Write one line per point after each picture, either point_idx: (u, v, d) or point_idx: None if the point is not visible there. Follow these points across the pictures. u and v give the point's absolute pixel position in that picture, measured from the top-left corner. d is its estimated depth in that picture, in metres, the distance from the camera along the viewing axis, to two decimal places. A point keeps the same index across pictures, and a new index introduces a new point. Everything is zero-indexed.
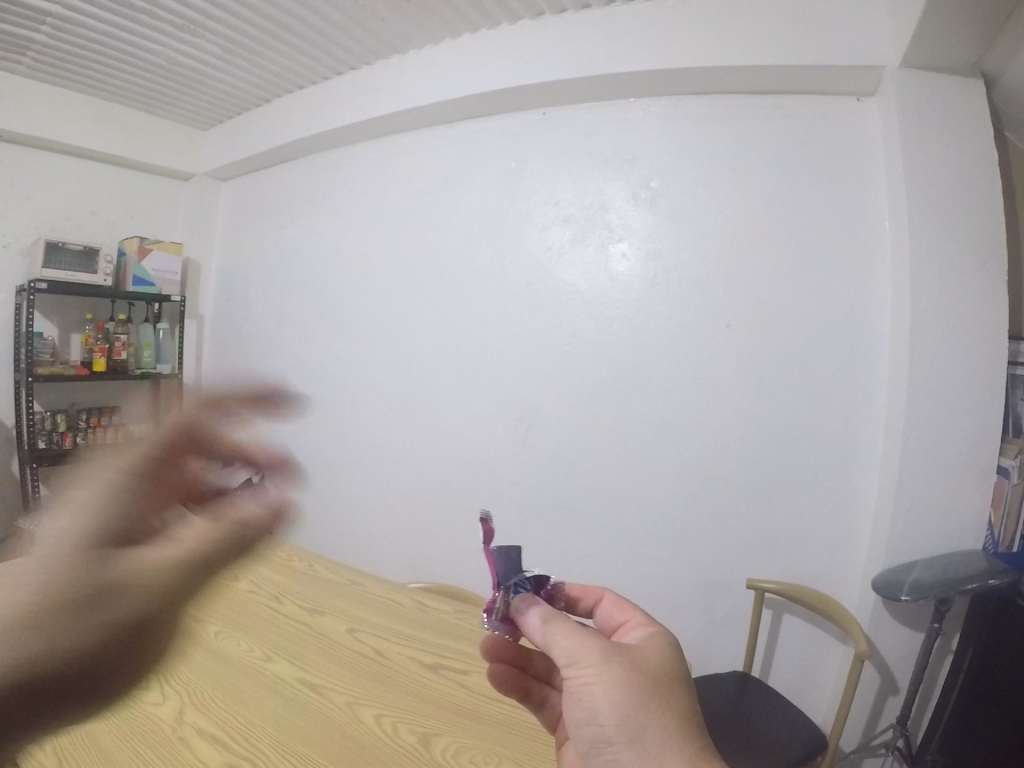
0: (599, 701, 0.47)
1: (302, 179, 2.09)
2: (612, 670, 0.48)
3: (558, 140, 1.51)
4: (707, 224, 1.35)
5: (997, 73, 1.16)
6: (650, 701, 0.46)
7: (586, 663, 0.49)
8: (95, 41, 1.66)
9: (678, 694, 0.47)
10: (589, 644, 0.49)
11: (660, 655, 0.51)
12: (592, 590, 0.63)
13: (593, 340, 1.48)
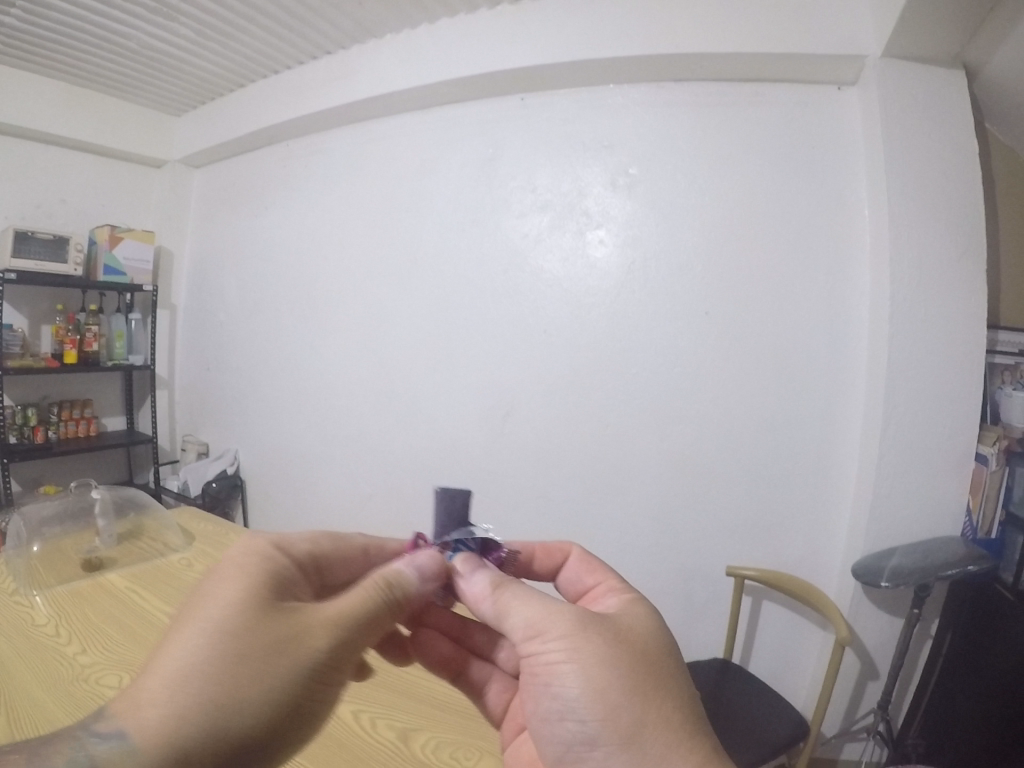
0: (573, 679, 0.44)
1: (276, 166, 2.05)
2: (588, 643, 0.44)
3: (536, 126, 1.48)
4: (686, 211, 1.34)
5: (979, 64, 1.16)
6: (634, 681, 0.43)
7: (557, 636, 0.45)
8: (66, 24, 1.62)
9: (665, 669, 0.44)
10: (558, 614, 0.46)
11: (645, 625, 0.48)
12: (557, 548, 0.63)
13: (571, 327, 1.47)
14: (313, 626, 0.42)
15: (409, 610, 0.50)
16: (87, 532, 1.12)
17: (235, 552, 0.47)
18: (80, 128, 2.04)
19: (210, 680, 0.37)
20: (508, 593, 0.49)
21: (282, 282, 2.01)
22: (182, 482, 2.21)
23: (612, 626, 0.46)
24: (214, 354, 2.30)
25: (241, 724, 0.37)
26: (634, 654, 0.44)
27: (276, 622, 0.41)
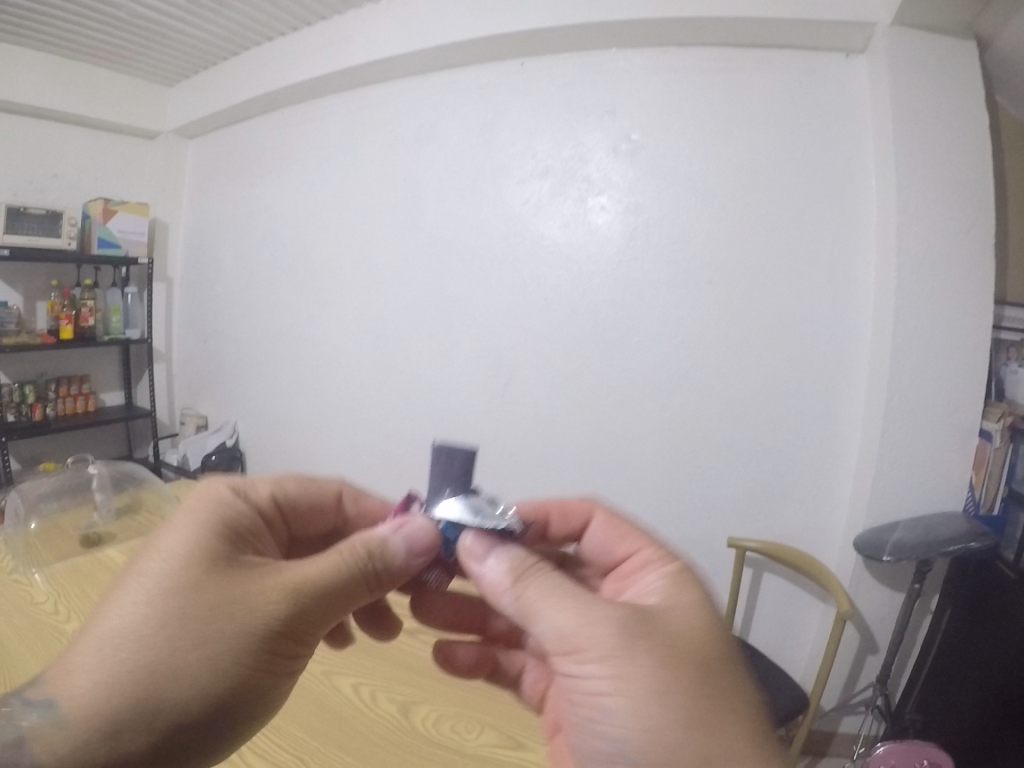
0: (615, 711, 0.39)
1: (272, 137, 2.01)
2: (633, 662, 0.38)
3: (536, 91, 1.45)
4: (689, 178, 1.31)
5: (991, 36, 1.12)
6: (688, 710, 0.37)
7: (598, 660, 0.39)
8: None
9: (724, 685, 0.38)
10: (599, 636, 0.40)
11: (700, 632, 0.41)
12: (578, 509, 0.62)
13: (572, 295, 1.45)
14: (257, 601, 0.40)
15: (396, 582, 0.46)
16: (87, 508, 1.12)
17: (192, 499, 0.46)
18: (72, 101, 2.00)
19: (136, 650, 0.37)
20: (540, 595, 0.43)
21: (279, 253, 1.98)
22: (181, 456, 2.21)
23: (661, 641, 0.40)
24: (211, 328, 2.28)
25: (172, 705, 0.37)
26: (689, 677, 0.38)
27: (215, 596, 0.39)
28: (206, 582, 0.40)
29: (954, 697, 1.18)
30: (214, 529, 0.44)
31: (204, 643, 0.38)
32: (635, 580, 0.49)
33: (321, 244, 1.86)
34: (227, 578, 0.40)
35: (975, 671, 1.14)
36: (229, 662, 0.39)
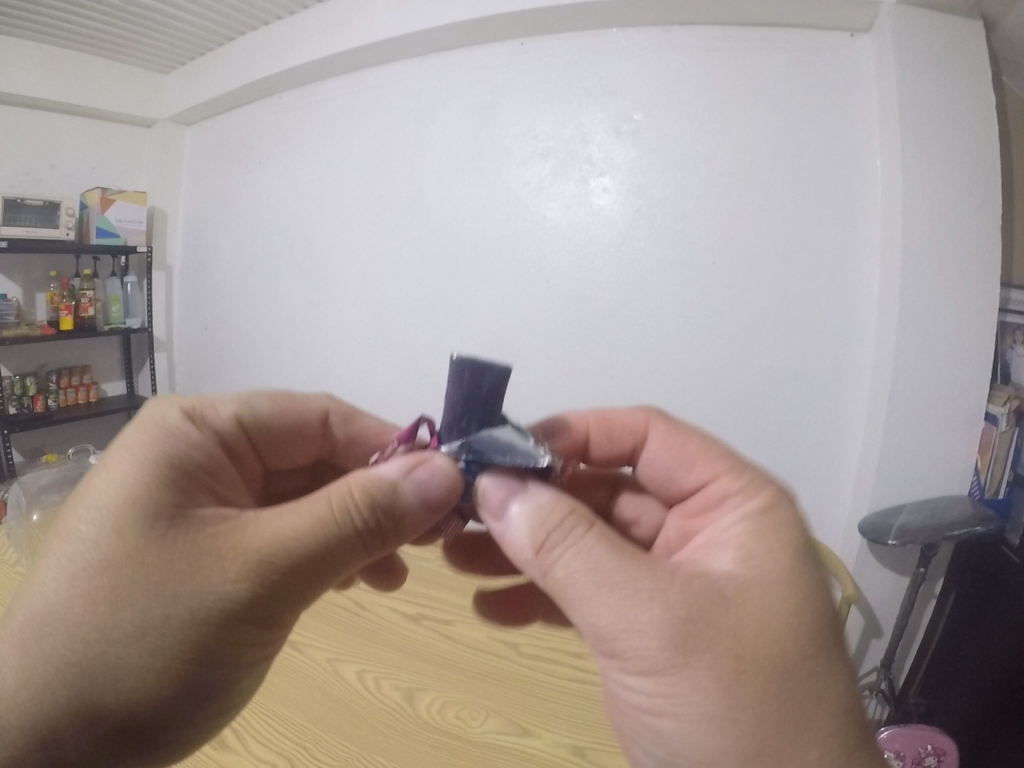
0: (671, 729, 0.36)
1: (269, 122, 1.99)
2: (682, 673, 0.35)
3: (536, 71, 1.43)
4: (691, 160, 1.29)
5: (998, 16, 1.10)
6: (746, 725, 0.33)
7: (650, 672, 0.36)
8: None
9: (796, 693, 0.34)
10: (648, 646, 0.35)
11: (777, 631, 0.35)
12: (635, 424, 0.60)
13: (574, 278, 1.45)
14: (206, 579, 0.36)
15: (407, 531, 0.42)
16: None
17: (141, 442, 0.42)
18: (66, 89, 1.98)
19: (87, 628, 0.36)
20: (580, 575, 0.38)
21: (279, 239, 1.97)
22: None
23: (726, 653, 0.34)
24: (212, 317, 2.27)
25: (113, 694, 0.36)
26: (757, 695, 0.34)
27: (156, 575, 0.36)
28: (159, 548, 0.36)
29: (958, 681, 1.18)
30: (168, 484, 0.40)
31: (158, 617, 0.35)
32: (709, 519, 0.47)
33: (321, 230, 1.85)
34: (182, 542, 0.37)
35: (977, 656, 1.14)
36: (175, 648, 0.36)
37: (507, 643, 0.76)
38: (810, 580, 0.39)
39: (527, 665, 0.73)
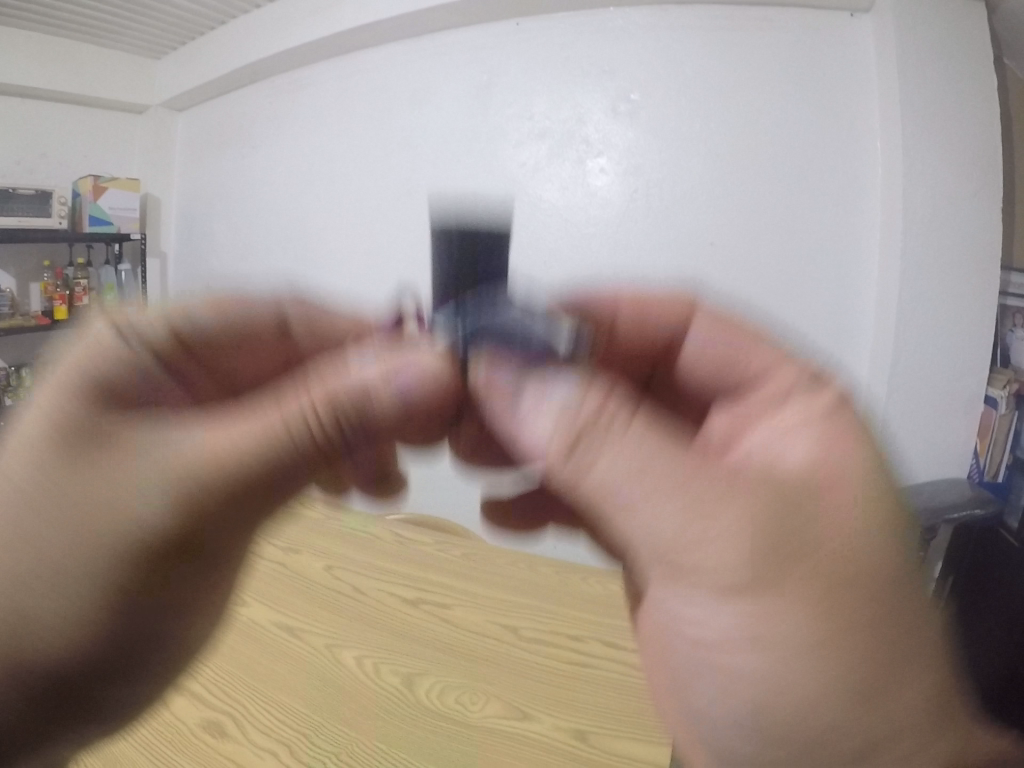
0: (747, 667, 0.33)
1: (263, 106, 1.97)
2: (774, 596, 0.32)
3: (532, 51, 1.41)
4: (690, 140, 1.27)
5: None
6: (846, 650, 0.31)
7: (718, 602, 0.34)
8: None
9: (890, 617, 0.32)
10: (724, 565, 0.33)
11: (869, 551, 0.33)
12: (678, 307, 0.64)
13: (571, 260, 1.43)
14: (125, 507, 0.39)
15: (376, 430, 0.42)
16: None
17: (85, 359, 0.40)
18: (56, 76, 1.96)
19: (31, 551, 0.39)
20: (629, 492, 0.35)
21: (274, 224, 1.96)
22: None
23: (821, 574, 0.32)
24: None
25: (66, 599, 0.41)
26: (857, 626, 0.32)
27: (76, 503, 0.38)
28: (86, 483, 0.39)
29: None
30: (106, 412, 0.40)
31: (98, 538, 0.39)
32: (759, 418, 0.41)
33: (316, 215, 1.83)
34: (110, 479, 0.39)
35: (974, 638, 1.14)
36: (112, 555, 0.40)
37: (507, 627, 0.76)
38: (888, 491, 0.36)
39: (528, 649, 0.72)
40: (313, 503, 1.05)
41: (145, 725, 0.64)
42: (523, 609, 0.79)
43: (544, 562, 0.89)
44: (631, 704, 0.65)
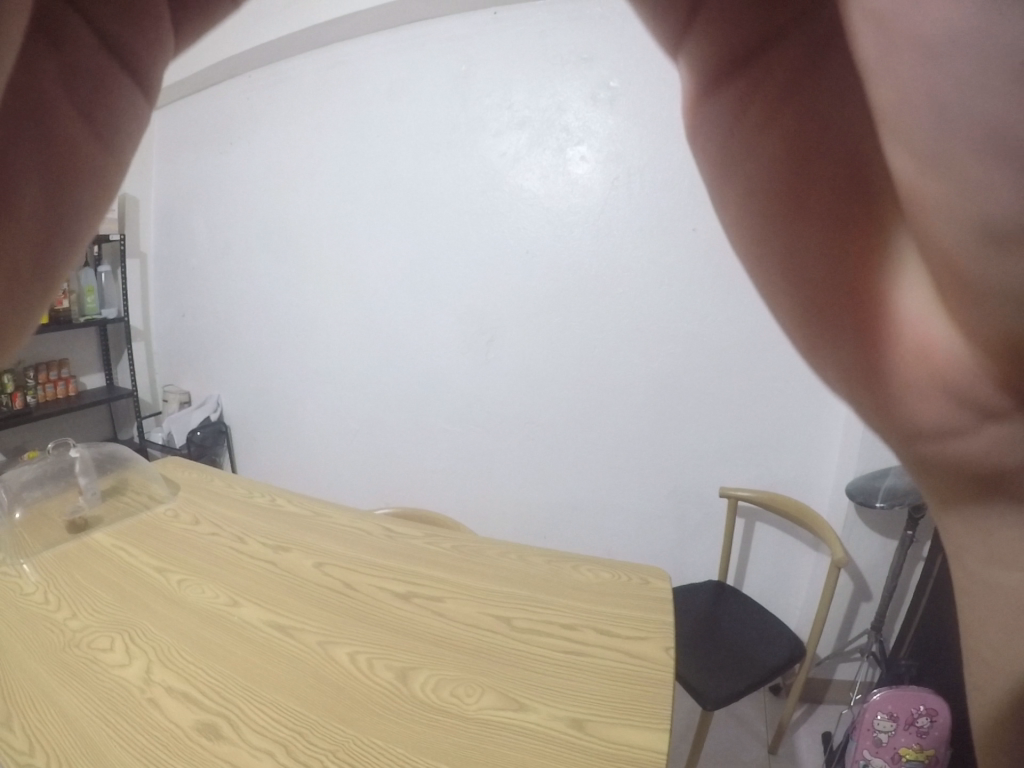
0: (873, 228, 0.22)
1: (232, 100, 1.88)
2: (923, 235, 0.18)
3: (510, 40, 1.36)
4: (671, 125, 1.27)
5: None
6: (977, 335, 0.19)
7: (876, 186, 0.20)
8: None
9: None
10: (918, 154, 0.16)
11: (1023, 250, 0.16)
12: None
13: (553, 244, 1.46)
14: None
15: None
16: (71, 493, 1.09)
17: None
18: None
19: None
20: None
21: (251, 220, 1.93)
22: (167, 435, 2.21)
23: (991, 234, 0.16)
24: (190, 304, 2.24)
25: None
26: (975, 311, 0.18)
27: None
28: None
29: (934, 636, 1.24)
30: None
31: None
32: None
33: (293, 203, 1.81)
34: None
35: (942, 613, 1.19)
36: None
37: (500, 617, 0.76)
38: None
39: (522, 639, 0.73)
40: (299, 502, 1.05)
41: (142, 731, 0.62)
42: (515, 599, 0.80)
43: (535, 551, 0.91)
44: (628, 689, 0.65)
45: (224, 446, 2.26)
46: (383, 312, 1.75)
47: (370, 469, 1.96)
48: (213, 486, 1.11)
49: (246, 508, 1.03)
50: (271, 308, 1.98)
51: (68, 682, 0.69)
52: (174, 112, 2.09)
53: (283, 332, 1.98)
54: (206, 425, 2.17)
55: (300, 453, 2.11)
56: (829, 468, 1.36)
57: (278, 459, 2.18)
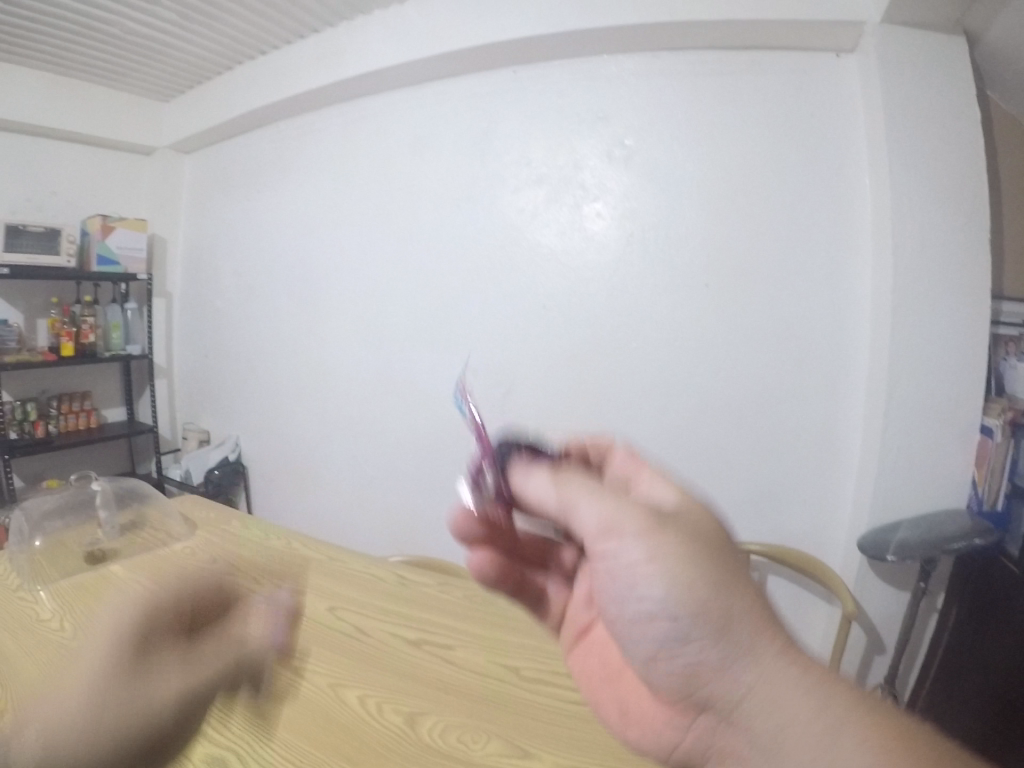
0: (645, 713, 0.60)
1: (270, 150, 2.10)
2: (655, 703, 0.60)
3: (530, 98, 1.52)
4: (684, 180, 1.36)
5: (979, 31, 1.17)
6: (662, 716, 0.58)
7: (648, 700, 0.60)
8: (58, 15, 1.68)
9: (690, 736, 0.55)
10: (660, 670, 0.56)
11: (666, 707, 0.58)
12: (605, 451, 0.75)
13: (571, 296, 1.51)
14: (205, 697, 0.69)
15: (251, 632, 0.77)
16: (90, 525, 1.12)
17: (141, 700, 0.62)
18: (79, 127, 2.16)
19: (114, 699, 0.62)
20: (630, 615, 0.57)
21: (281, 266, 2.08)
22: (183, 473, 2.24)
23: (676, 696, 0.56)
24: (217, 345, 2.37)
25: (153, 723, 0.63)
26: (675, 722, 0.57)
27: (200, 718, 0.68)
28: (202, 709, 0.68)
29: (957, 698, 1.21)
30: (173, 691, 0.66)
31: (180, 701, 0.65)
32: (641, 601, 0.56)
33: (321, 249, 1.95)
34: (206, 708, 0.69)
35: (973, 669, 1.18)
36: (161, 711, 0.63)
37: (507, 667, 0.77)
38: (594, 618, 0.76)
39: (530, 689, 0.73)
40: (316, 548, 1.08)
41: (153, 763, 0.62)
42: (524, 650, 0.81)
43: None
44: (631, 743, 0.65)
45: (241, 486, 2.30)
46: (399, 359, 1.81)
47: (385, 521, 1.92)
48: (232, 528, 1.15)
49: (264, 551, 1.06)
50: (296, 352, 2.06)
51: None
52: (216, 152, 2.32)
53: (301, 373, 2.07)
54: (223, 465, 2.24)
55: (317, 504, 2.11)
56: (841, 518, 1.35)
57: (292, 506, 2.19)
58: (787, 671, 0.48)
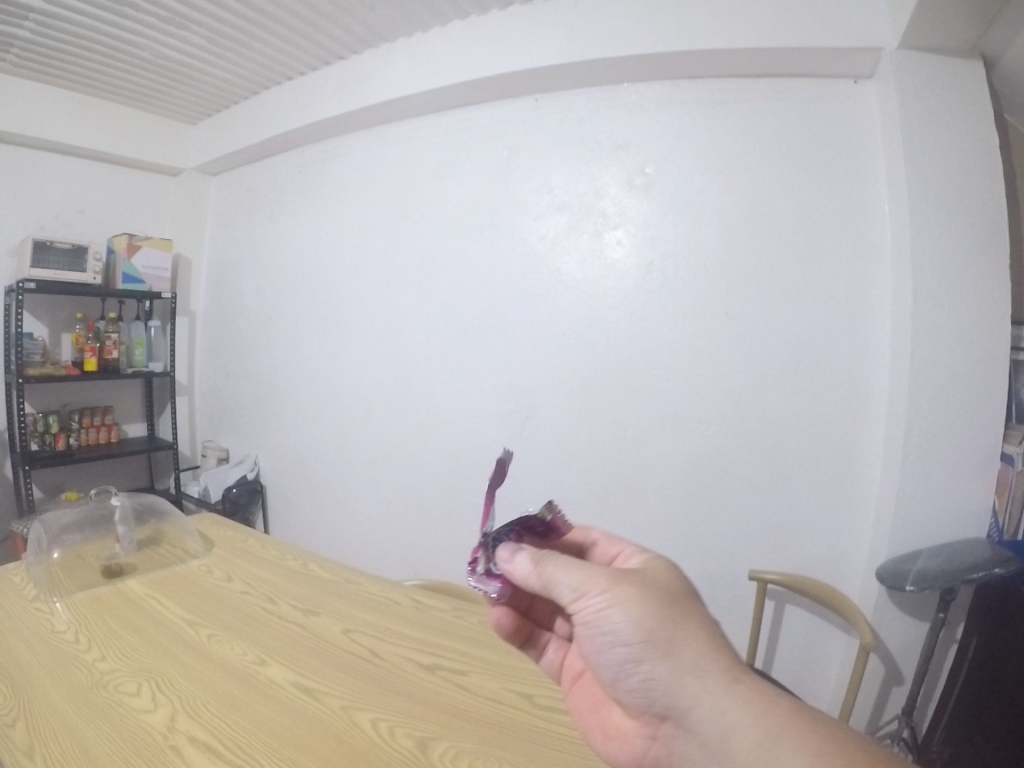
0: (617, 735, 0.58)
1: (293, 173, 2.15)
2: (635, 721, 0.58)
3: (549, 126, 1.55)
4: (704, 206, 1.37)
5: (996, 56, 1.17)
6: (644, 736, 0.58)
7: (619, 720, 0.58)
8: (92, 39, 1.74)
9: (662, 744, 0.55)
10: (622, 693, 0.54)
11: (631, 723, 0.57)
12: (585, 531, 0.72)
13: (589, 320, 1.52)
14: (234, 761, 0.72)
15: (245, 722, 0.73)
16: (108, 539, 1.13)
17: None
18: (110, 149, 2.21)
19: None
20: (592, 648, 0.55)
21: (302, 286, 2.11)
22: (201, 488, 2.26)
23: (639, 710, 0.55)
24: (238, 363, 2.40)
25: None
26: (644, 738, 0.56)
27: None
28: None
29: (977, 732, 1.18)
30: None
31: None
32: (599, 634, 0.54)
33: (342, 270, 1.98)
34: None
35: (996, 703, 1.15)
36: None
37: (520, 695, 0.77)
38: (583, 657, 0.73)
39: (542, 717, 0.73)
40: (332, 571, 1.08)
41: None
42: (538, 679, 0.80)
43: None
44: None
45: (258, 504, 2.31)
46: (419, 381, 1.82)
47: (400, 542, 1.92)
48: (248, 547, 1.16)
49: (281, 571, 1.07)
50: (316, 372, 2.09)
51: (93, 721, 0.68)
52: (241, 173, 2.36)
53: (319, 392, 2.09)
54: (240, 482, 2.26)
55: (332, 524, 2.11)
56: (859, 546, 1.33)
57: (309, 525, 2.19)
58: (733, 692, 0.48)
